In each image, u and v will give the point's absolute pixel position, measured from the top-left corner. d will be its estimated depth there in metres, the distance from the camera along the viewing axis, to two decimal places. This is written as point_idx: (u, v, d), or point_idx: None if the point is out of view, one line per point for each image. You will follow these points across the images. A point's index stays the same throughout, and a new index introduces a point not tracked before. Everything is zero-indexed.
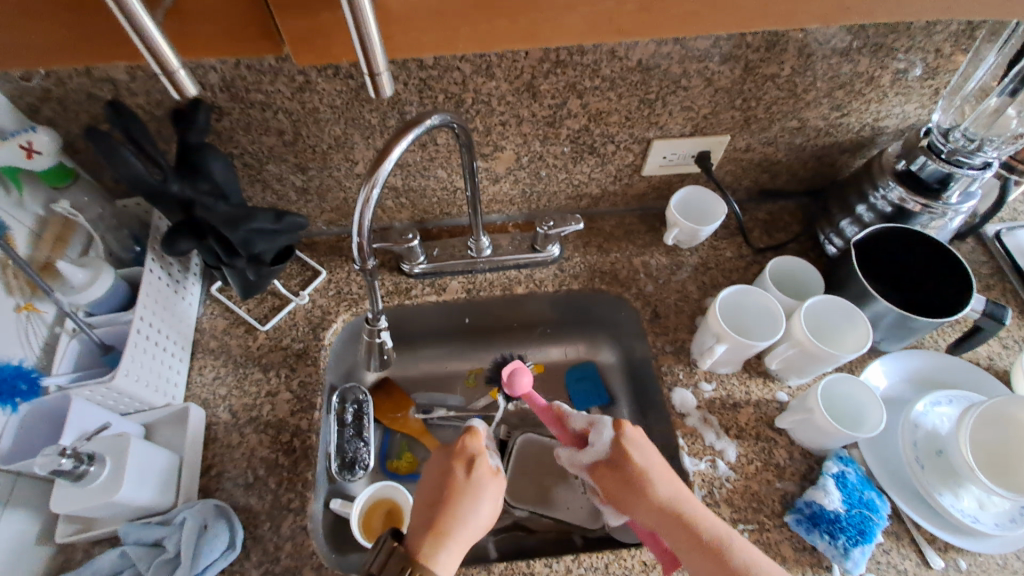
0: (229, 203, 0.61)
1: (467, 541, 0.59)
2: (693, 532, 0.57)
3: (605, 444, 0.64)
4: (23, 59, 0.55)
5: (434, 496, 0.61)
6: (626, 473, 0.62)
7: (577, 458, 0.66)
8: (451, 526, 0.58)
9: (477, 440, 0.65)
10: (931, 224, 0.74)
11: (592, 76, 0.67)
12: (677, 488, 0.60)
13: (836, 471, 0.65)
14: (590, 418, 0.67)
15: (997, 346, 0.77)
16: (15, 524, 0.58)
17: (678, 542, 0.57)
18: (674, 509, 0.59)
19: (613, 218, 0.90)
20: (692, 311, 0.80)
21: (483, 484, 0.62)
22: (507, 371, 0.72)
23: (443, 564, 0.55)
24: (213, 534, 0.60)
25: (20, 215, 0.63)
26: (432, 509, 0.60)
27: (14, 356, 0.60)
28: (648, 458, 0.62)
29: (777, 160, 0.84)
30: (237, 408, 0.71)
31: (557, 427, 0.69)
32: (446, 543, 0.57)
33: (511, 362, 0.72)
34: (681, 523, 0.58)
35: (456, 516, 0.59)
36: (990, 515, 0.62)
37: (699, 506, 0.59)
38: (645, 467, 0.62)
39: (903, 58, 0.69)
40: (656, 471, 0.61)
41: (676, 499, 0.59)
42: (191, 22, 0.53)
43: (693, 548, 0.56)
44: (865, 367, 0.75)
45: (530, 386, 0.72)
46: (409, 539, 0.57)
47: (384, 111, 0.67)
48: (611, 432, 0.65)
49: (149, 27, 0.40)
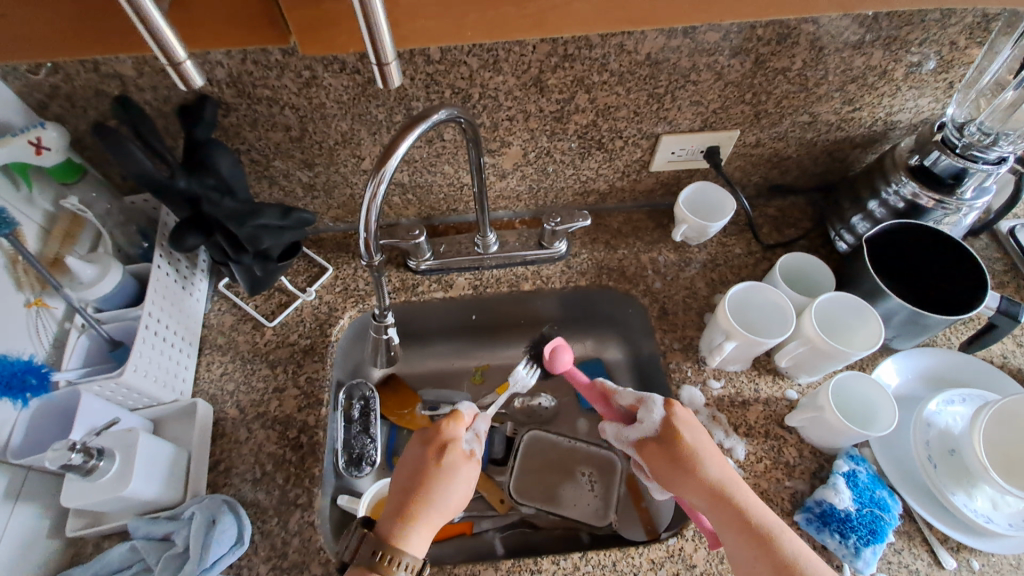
0: (236, 199, 0.61)
1: (437, 522, 0.60)
2: (740, 513, 0.57)
3: (652, 422, 0.64)
4: (43, 46, 0.56)
5: (406, 480, 0.62)
6: (673, 451, 0.62)
7: (623, 434, 0.66)
8: (421, 511, 0.59)
9: (454, 428, 0.65)
10: (945, 220, 0.72)
11: (600, 70, 0.66)
12: (724, 470, 0.61)
13: (847, 469, 0.64)
14: (639, 395, 0.66)
15: (1010, 344, 0.76)
16: (27, 517, 0.59)
17: (726, 524, 0.57)
18: (721, 491, 0.59)
19: (621, 214, 0.89)
20: (700, 308, 0.79)
21: (456, 468, 0.62)
22: (548, 348, 0.76)
23: (414, 545, 0.58)
24: (221, 529, 0.60)
25: (30, 211, 0.63)
26: (403, 493, 0.61)
27: (24, 350, 0.60)
28: (697, 437, 0.63)
29: (787, 155, 0.83)
30: (245, 403, 0.71)
31: (603, 403, 0.72)
32: (417, 526, 0.58)
33: (552, 342, 0.76)
34: (729, 504, 0.58)
35: (427, 499, 0.60)
36: (1003, 515, 0.61)
37: (747, 491, 0.59)
38: (694, 445, 0.62)
39: (916, 52, 0.68)
40: (707, 452, 0.62)
41: (722, 480, 0.60)
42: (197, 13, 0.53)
43: (740, 531, 0.56)
44: (876, 365, 0.74)
45: (571, 364, 0.76)
46: (383, 525, 0.59)
47: (391, 106, 0.67)
48: (662, 411, 0.64)
49: (155, 16, 0.39)
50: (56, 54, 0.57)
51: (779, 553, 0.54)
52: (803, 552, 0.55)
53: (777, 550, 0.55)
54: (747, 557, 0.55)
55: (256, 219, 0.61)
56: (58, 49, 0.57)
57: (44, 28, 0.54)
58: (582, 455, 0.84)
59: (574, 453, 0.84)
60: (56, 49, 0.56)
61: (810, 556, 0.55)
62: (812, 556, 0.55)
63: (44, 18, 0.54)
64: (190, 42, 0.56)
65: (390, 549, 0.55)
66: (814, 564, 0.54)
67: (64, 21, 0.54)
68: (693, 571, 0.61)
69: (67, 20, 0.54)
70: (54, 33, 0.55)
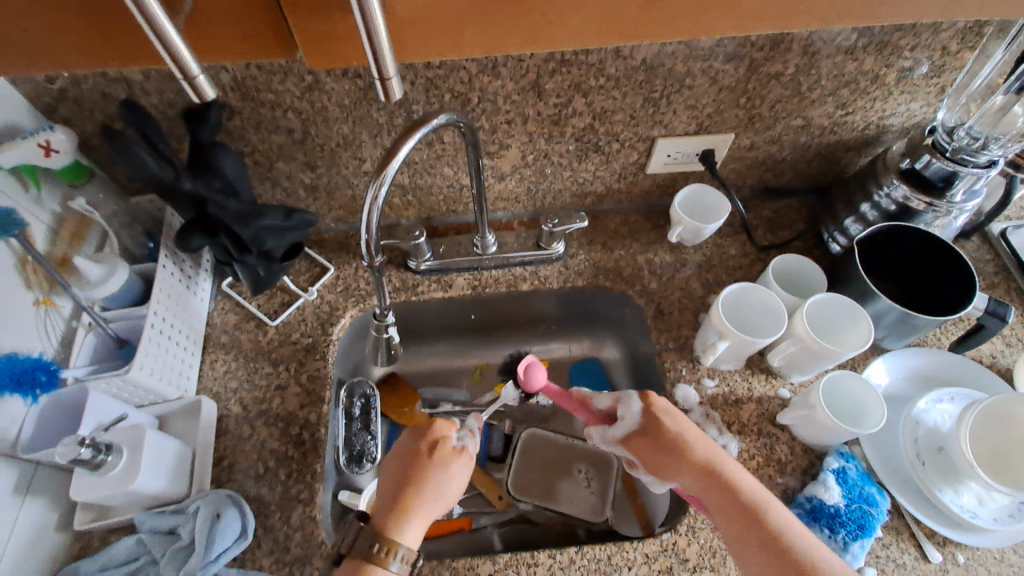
0: (240, 201, 0.63)
1: (430, 514, 0.62)
2: (731, 490, 0.60)
3: (635, 416, 0.66)
4: (60, 58, 0.56)
5: (399, 473, 0.64)
6: (660, 439, 0.65)
7: (609, 436, 0.68)
8: (414, 503, 0.61)
9: (447, 426, 0.67)
10: (936, 222, 0.74)
11: (597, 75, 0.67)
12: (712, 449, 0.64)
13: (837, 466, 0.66)
14: (617, 395, 0.69)
15: (999, 344, 0.78)
16: (36, 511, 0.60)
17: (715, 501, 0.61)
18: (711, 468, 0.62)
19: (618, 215, 0.90)
20: (695, 308, 0.81)
21: (446, 463, 0.64)
22: (522, 367, 0.76)
23: (408, 536, 0.60)
24: (225, 523, 0.61)
25: (38, 212, 0.65)
26: (397, 486, 0.63)
27: (34, 349, 0.62)
28: (679, 421, 0.65)
29: (781, 158, 0.85)
30: (248, 400, 0.73)
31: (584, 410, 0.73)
32: (410, 519, 0.60)
33: (524, 359, 0.76)
34: (718, 479, 0.61)
35: (420, 492, 0.62)
36: (989, 510, 0.63)
37: (734, 466, 0.62)
38: (679, 429, 0.65)
39: (908, 57, 0.70)
40: (693, 434, 0.65)
41: (710, 460, 0.62)
42: (208, 26, 0.54)
43: (728, 504, 0.60)
44: (867, 364, 0.75)
45: (546, 381, 0.76)
46: (378, 517, 0.61)
47: (391, 110, 0.69)
48: (640, 404, 0.67)
49: (172, 36, 0.41)
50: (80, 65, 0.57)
51: (766, 526, 0.57)
52: (789, 522, 0.58)
53: (763, 522, 0.57)
54: (739, 532, 0.58)
55: (260, 220, 0.63)
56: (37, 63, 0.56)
57: (61, 42, 0.54)
58: (579, 452, 0.85)
59: (571, 451, 0.86)
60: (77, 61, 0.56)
61: (797, 526, 0.58)
62: (798, 526, 0.58)
63: (52, 29, 0.53)
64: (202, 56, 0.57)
65: (386, 540, 0.57)
66: (804, 535, 0.57)
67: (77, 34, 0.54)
68: (686, 565, 0.63)
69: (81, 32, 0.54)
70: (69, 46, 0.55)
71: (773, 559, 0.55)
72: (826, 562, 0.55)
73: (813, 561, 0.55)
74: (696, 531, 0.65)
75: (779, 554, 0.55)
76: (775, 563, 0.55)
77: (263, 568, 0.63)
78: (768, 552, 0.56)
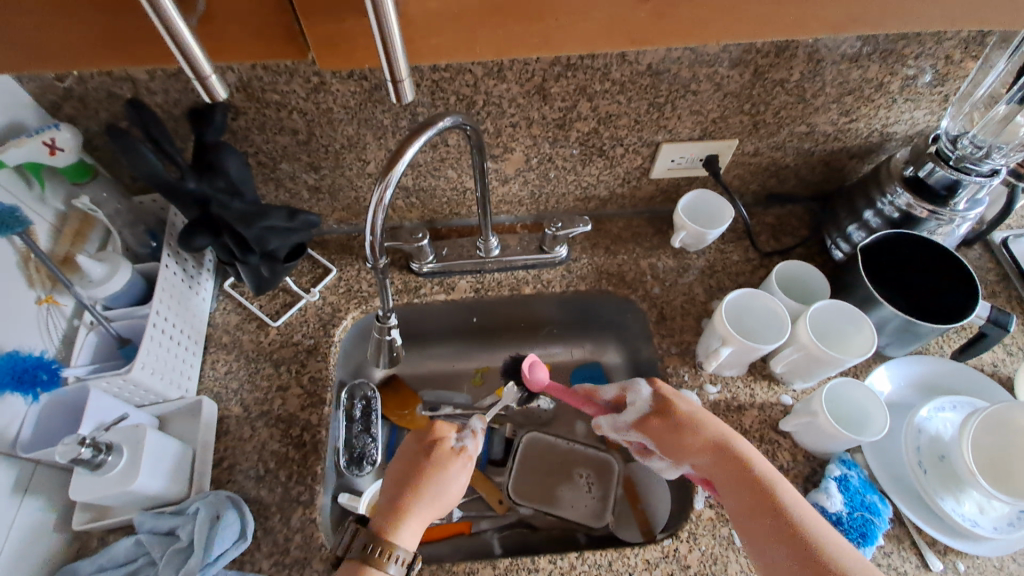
0: (244, 201, 0.63)
1: (428, 515, 0.62)
2: (741, 467, 0.61)
3: (646, 398, 0.69)
4: (66, 54, 0.55)
5: (399, 474, 0.64)
6: (672, 419, 0.66)
7: (620, 421, 0.69)
8: (411, 504, 0.61)
9: (446, 428, 0.68)
10: (939, 230, 0.74)
11: (602, 79, 0.67)
12: (724, 429, 0.65)
13: (839, 473, 0.66)
14: (624, 383, 0.70)
15: (1001, 352, 0.78)
16: (35, 510, 0.60)
17: (726, 479, 0.61)
18: (723, 447, 0.63)
19: (621, 220, 0.90)
20: (697, 313, 0.81)
21: (447, 463, 0.65)
22: (525, 365, 0.76)
23: (404, 537, 0.59)
24: (225, 524, 0.61)
25: (41, 210, 0.65)
26: (396, 487, 0.63)
27: (35, 347, 0.62)
28: (689, 402, 0.67)
29: (785, 165, 0.85)
30: (249, 401, 0.73)
31: (590, 405, 0.73)
32: (407, 520, 0.60)
33: (528, 356, 0.76)
34: (729, 458, 0.62)
35: (417, 493, 0.62)
36: (989, 519, 0.63)
37: (747, 447, 0.63)
38: (688, 410, 0.66)
39: (913, 65, 0.70)
40: (706, 416, 0.66)
41: (724, 440, 0.64)
42: (221, 26, 0.54)
43: (742, 483, 0.60)
44: (869, 371, 0.75)
45: (547, 381, 0.76)
46: (380, 517, 0.61)
47: (397, 112, 0.69)
48: (651, 386, 0.69)
49: (184, 33, 0.41)
50: (87, 64, 0.57)
51: (776, 504, 0.58)
52: (802, 506, 0.58)
53: (773, 500, 0.58)
54: (750, 511, 0.58)
55: (264, 220, 0.63)
56: (14, 65, 0.55)
57: (67, 41, 0.54)
58: (581, 457, 0.85)
59: (572, 455, 0.85)
60: (85, 59, 0.56)
61: (809, 510, 0.58)
62: (808, 506, 0.58)
63: (33, 31, 0.53)
64: (215, 55, 0.57)
65: (383, 542, 0.57)
66: (813, 513, 0.58)
67: (87, 30, 0.54)
68: (687, 572, 0.63)
69: (90, 30, 0.53)
70: (79, 45, 0.55)
71: (785, 536, 0.56)
72: (839, 544, 0.55)
73: (825, 539, 0.55)
74: (697, 537, 0.65)
75: (788, 529, 0.56)
76: (785, 539, 0.55)
77: (262, 570, 0.62)
78: (778, 532, 0.56)
